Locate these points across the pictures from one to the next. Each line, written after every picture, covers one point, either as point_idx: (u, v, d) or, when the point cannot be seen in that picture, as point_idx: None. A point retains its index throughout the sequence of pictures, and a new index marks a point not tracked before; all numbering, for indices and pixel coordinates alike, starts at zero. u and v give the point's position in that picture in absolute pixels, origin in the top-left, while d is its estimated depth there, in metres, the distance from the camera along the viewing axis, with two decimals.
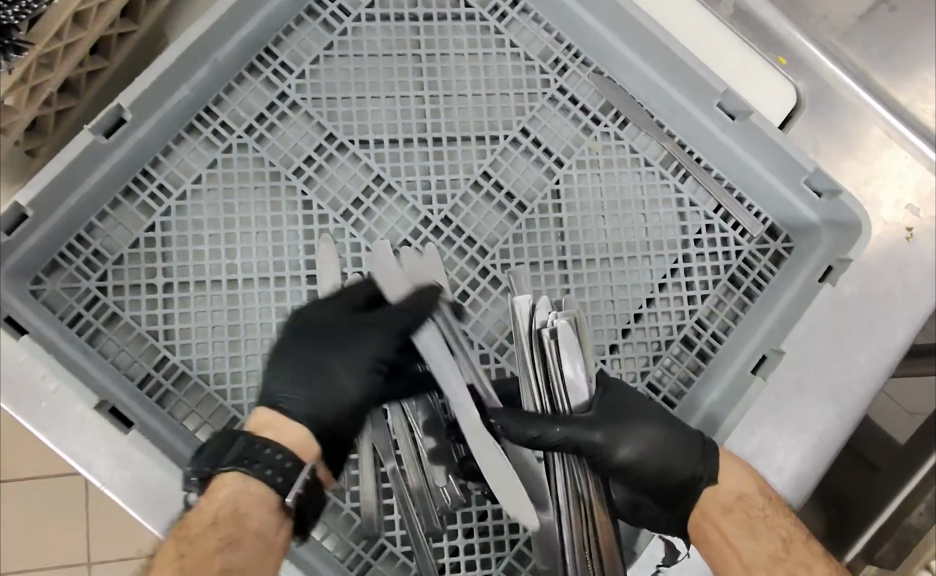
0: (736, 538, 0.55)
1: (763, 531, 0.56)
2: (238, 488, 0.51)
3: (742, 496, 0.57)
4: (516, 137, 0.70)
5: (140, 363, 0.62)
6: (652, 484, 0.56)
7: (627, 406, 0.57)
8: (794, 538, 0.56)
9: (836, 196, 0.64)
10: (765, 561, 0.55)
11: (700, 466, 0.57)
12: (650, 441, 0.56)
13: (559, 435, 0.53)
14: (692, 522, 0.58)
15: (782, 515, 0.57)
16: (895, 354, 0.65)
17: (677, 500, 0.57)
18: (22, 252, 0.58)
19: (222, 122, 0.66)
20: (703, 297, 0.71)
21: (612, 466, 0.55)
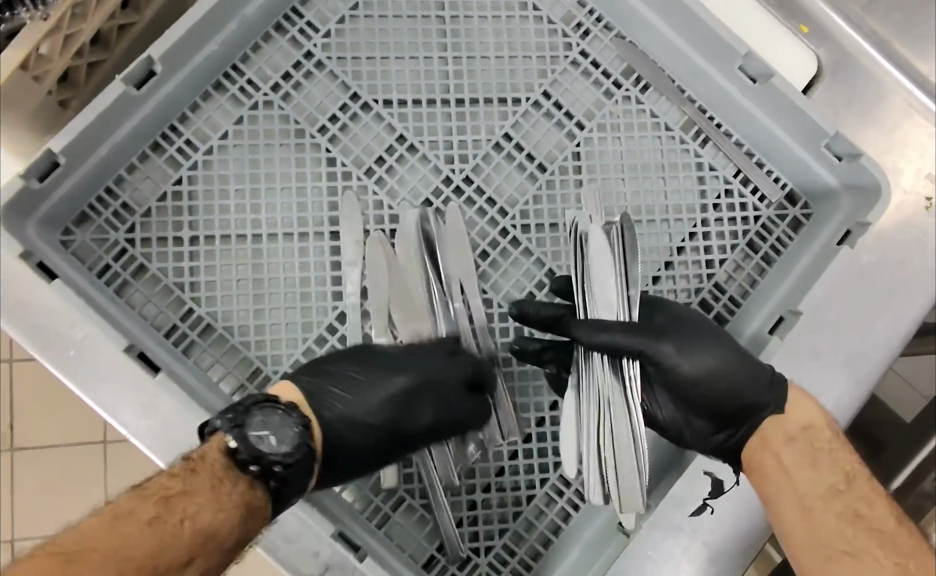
0: (794, 465, 0.53)
1: (826, 463, 0.53)
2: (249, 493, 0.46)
3: (809, 427, 0.55)
4: (538, 99, 0.71)
5: (166, 314, 0.63)
6: (715, 400, 0.56)
7: (700, 330, 0.58)
8: (858, 474, 0.53)
9: (856, 159, 0.65)
10: (823, 493, 0.52)
11: (765, 394, 0.56)
12: (715, 361, 0.56)
13: (624, 338, 0.56)
14: (747, 445, 0.56)
15: (849, 451, 0.54)
16: (911, 322, 0.66)
17: (739, 423, 0.56)
18: (53, 200, 0.60)
19: (248, 80, 0.67)
20: (722, 261, 0.71)
21: (676, 376, 0.57)
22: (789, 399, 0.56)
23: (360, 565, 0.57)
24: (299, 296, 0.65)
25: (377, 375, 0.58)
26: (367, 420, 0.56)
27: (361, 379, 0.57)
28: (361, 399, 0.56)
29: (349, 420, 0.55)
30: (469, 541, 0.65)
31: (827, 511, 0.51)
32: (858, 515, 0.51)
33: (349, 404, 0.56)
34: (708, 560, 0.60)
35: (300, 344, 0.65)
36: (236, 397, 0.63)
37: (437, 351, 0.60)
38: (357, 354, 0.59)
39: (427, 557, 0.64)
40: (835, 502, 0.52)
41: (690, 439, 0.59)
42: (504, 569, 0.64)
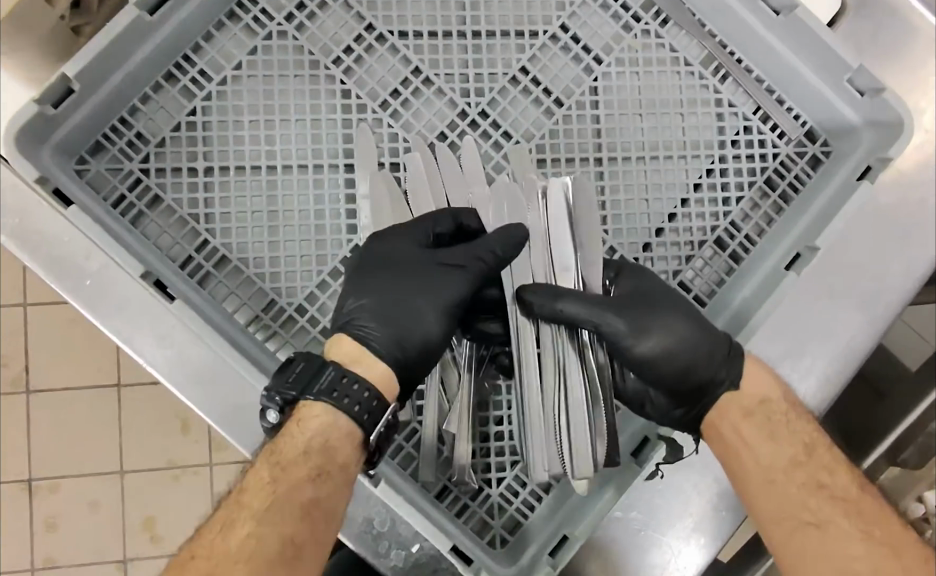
0: (753, 441, 0.56)
1: (784, 434, 0.56)
2: (327, 421, 0.51)
3: (765, 400, 0.57)
4: (555, 33, 0.70)
5: (182, 245, 0.64)
6: (673, 378, 0.57)
7: (661, 299, 0.59)
8: (817, 445, 0.57)
9: (879, 93, 0.64)
10: (786, 463, 0.55)
11: (723, 371, 0.58)
12: (678, 337, 0.57)
13: (583, 315, 0.57)
14: (708, 419, 0.58)
15: (805, 422, 0.57)
16: (928, 263, 0.65)
17: (697, 398, 0.58)
18: (68, 128, 0.60)
19: (262, 10, 0.67)
20: (738, 199, 0.70)
21: (635, 357, 0.57)
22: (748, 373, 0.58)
23: (376, 489, 0.57)
24: (313, 229, 0.65)
25: (421, 284, 0.58)
26: (406, 330, 0.56)
27: (399, 301, 0.57)
28: (413, 324, 0.56)
29: (394, 339, 0.55)
30: (481, 473, 0.66)
31: (789, 483, 0.55)
32: (820, 484, 0.55)
33: (406, 326, 0.56)
34: (718, 494, 0.61)
35: (315, 277, 0.65)
36: (252, 328, 0.63)
37: (419, 247, 0.59)
38: (372, 266, 0.58)
39: (440, 487, 0.65)
40: (796, 472, 0.55)
41: (653, 412, 0.60)
42: (514, 500, 0.65)
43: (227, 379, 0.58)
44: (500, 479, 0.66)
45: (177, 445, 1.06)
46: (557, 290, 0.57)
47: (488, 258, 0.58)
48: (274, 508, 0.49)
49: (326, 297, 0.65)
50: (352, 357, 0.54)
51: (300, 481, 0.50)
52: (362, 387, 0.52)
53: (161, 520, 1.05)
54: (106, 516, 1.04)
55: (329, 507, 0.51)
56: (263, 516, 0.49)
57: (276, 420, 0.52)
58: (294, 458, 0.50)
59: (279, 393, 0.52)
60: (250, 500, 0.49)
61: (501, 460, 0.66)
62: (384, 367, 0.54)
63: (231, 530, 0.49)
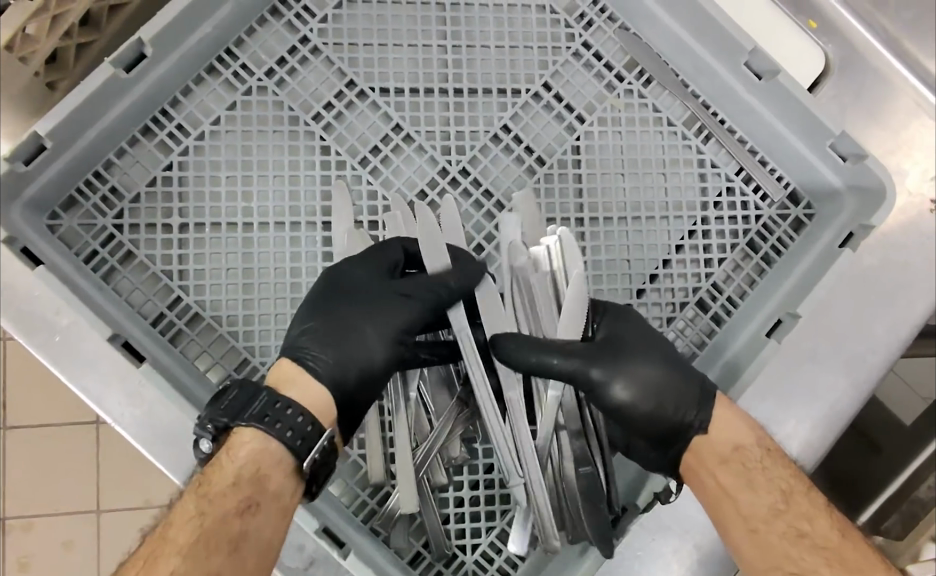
0: (733, 490, 0.52)
1: (761, 482, 0.53)
2: (259, 445, 0.49)
3: (740, 447, 0.53)
4: (538, 91, 0.69)
5: (153, 302, 0.62)
6: (642, 424, 0.54)
7: (638, 341, 0.56)
8: (795, 491, 0.53)
9: (861, 160, 0.64)
10: (765, 513, 0.52)
11: (693, 414, 0.54)
12: (646, 378, 0.54)
13: (554, 365, 0.54)
14: (685, 461, 0.55)
15: (782, 464, 0.54)
16: (911, 326, 0.63)
17: (671, 444, 0.54)
18: (39, 186, 0.59)
19: (243, 64, 0.66)
20: (720, 260, 0.70)
21: (604, 404, 0.54)
22: (717, 421, 0.54)
23: (344, 561, 0.56)
24: (289, 287, 0.65)
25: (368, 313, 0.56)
26: (349, 359, 0.54)
27: (366, 312, 0.56)
28: (357, 350, 0.54)
29: (337, 361, 0.54)
30: (456, 538, 0.65)
31: (772, 532, 0.51)
32: (801, 534, 0.51)
33: (365, 346, 0.55)
34: (697, 565, 0.59)
35: (289, 336, 0.64)
36: (223, 389, 0.62)
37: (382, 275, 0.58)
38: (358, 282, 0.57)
39: (413, 553, 0.64)
40: (777, 521, 0.51)
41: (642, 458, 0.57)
42: (489, 567, 0.64)
43: (193, 444, 0.56)
44: (475, 545, 0.65)
45: (153, 483, 1.02)
46: (532, 340, 0.54)
47: (443, 291, 0.57)
48: (205, 542, 0.47)
49: None
50: (285, 377, 0.53)
51: (229, 513, 0.48)
52: (297, 412, 0.50)
53: None
54: (81, 556, 1.01)
55: (265, 541, 0.49)
56: (189, 551, 0.46)
57: (210, 450, 0.51)
58: (222, 489, 0.48)
59: (212, 418, 0.50)
60: (175, 535, 0.47)
61: (476, 525, 0.64)
62: (318, 389, 0.53)
63: (154, 569, 0.45)
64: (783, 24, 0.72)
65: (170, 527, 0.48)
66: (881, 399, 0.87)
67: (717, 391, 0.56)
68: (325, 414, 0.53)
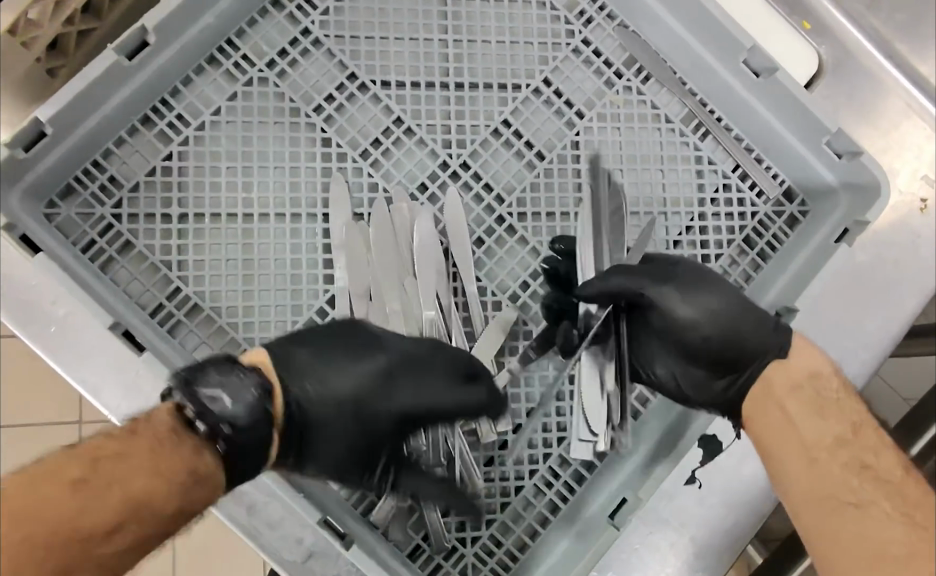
0: (801, 418, 0.50)
1: (832, 412, 0.51)
2: (192, 452, 0.42)
3: (815, 375, 0.52)
4: (538, 87, 0.70)
5: (152, 293, 0.62)
6: (713, 347, 0.54)
7: (708, 275, 0.56)
8: (866, 424, 0.51)
9: (856, 157, 0.64)
10: (830, 442, 0.49)
11: (768, 340, 0.53)
12: (720, 307, 0.54)
13: (615, 282, 0.55)
14: (751, 394, 0.53)
15: (857, 402, 0.52)
16: (903, 322, 0.64)
17: (741, 368, 0.54)
18: (38, 173, 0.58)
19: (244, 56, 0.66)
20: (717, 256, 0.70)
21: (672, 326, 0.55)
22: (798, 348, 0.53)
23: (346, 552, 0.56)
24: (289, 280, 0.64)
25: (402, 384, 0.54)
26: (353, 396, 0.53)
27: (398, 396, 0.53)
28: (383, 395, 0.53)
29: (320, 384, 0.50)
30: (456, 531, 0.65)
31: (833, 461, 0.49)
32: (865, 465, 0.48)
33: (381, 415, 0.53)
34: (695, 555, 0.59)
35: (290, 327, 0.63)
36: None
37: (449, 384, 0.54)
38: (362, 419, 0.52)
39: (412, 546, 0.64)
40: (841, 452, 0.49)
41: (692, 392, 0.57)
42: (489, 561, 0.64)
43: None
44: (475, 538, 0.65)
45: None
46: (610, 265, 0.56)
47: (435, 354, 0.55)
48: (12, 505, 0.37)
49: None
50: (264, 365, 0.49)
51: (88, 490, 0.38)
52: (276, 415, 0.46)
53: None
54: None
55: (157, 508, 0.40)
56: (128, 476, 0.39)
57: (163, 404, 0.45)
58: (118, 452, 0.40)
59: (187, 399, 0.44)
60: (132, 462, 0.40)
61: (476, 518, 0.64)
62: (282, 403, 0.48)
63: None
64: (777, 23, 0.72)
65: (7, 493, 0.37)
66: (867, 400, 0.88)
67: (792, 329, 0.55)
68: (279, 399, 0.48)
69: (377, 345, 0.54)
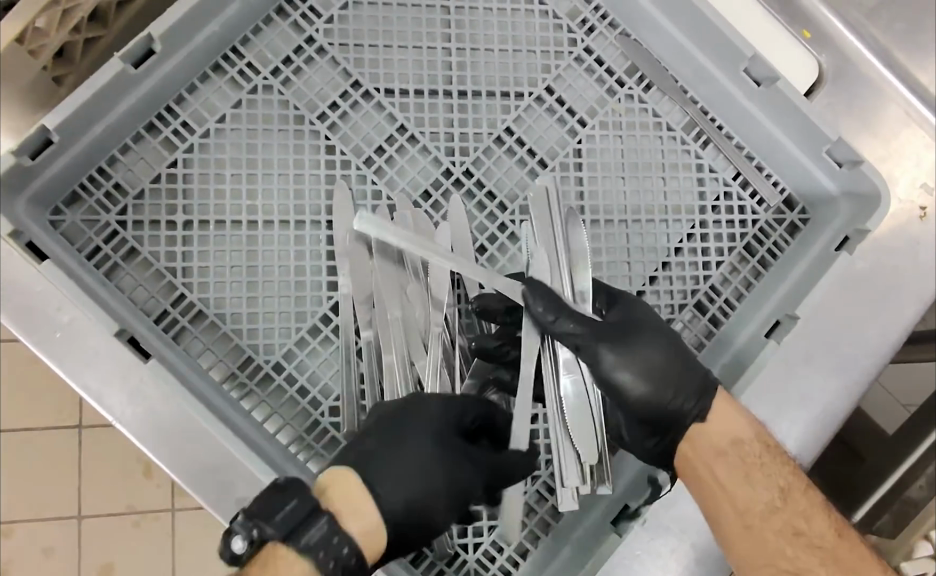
0: (729, 483, 0.50)
1: (760, 478, 0.51)
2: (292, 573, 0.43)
3: (737, 440, 0.51)
4: (540, 95, 0.70)
5: (157, 299, 0.62)
6: (636, 407, 0.52)
7: (645, 328, 0.54)
8: (794, 488, 0.51)
9: (857, 166, 0.65)
10: (762, 509, 0.50)
11: (691, 402, 0.52)
12: (648, 363, 0.52)
13: (566, 328, 0.54)
14: (680, 452, 0.53)
15: (784, 463, 0.52)
16: (901, 329, 0.65)
17: (664, 427, 0.52)
18: (43, 180, 0.58)
19: (248, 63, 0.66)
20: (718, 263, 0.71)
21: (601, 382, 0.53)
22: (719, 414, 0.52)
23: None
24: (293, 286, 0.65)
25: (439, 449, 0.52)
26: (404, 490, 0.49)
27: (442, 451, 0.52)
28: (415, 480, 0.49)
29: (400, 480, 0.49)
30: (457, 537, 0.65)
31: (766, 529, 0.50)
32: (797, 532, 0.50)
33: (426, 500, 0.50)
34: (696, 562, 0.59)
35: (294, 334, 0.64)
36: (226, 386, 0.62)
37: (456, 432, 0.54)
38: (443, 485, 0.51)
39: (415, 552, 0.64)
40: (773, 518, 0.50)
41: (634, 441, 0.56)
42: (491, 567, 0.64)
43: (199, 439, 0.56)
44: (477, 544, 0.65)
45: (137, 490, 0.99)
46: (549, 299, 0.54)
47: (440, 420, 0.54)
48: None
49: (303, 355, 0.64)
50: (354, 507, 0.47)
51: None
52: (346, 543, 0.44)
53: (119, 568, 0.97)
54: (61, 562, 0.97)
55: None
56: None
57: (242, 549, 0.44)
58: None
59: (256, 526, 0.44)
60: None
61: (478, 524, 0.65)
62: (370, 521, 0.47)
63: None
64: (777, 33, 0.73)
65: None
66: (865, 407, 0.88)
67: (719, 388, 0.53)
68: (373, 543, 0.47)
69: (398, 442, 0.51)
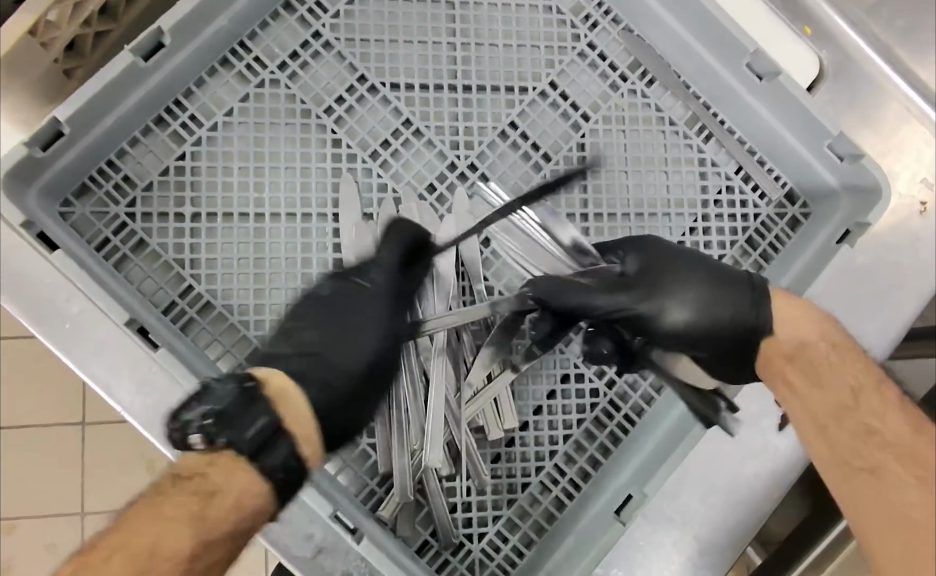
0: (798, 384, 0.50)
1: (828, 379, 0.49)
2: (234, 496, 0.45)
3: (805, 345, 0.50)
4: (544, 89, 0.71)
5: (165, 290, 0.63)
6: (709, 340, 0.52)
7: (667, 263, 0.55)
8: (867, 387, 0.48)
9: (858, 160, 0.66)
10: (835, 408, 0.48)
11: (754, 316, 0.52)
12: (697, 298, 0.52)
13: (601, 304, 0.54)
14: (764, 368, 0.52)
15: (855, 364, 0.50)
16: (901, 323, 0.65)
17: (743, 350, 0.52)
18: (54, 172, 0.59)
19: (256, 58, 0.67)
20: (720, 257, 0.72)
21: (665, 332, 0.53)
22: (784, 316, 0.52)
23: (358, 547, 0.57)
24: (300, 278, 0.65)
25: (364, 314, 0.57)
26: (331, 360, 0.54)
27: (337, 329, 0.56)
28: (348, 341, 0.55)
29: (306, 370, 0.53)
30: (463, 528, 0.66)
31: (839, 430, 0.47)
32: (870, 431, 0.46)
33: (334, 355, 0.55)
34: (698, 551, 0.60)
35: None
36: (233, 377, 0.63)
37: (385, 299, 0.58)
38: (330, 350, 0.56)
39: (420, 542, 0.65)
40: (846, 420, 0.47)
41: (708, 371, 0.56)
42: (497, 557, 0.65)
43: None
44: (481, 534, 0.66)
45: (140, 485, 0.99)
46: (556, 284, 0.56)
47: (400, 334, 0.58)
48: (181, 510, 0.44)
49: None
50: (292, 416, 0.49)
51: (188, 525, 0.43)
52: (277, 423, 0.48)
53: None
54: (64, 557, 0.98)
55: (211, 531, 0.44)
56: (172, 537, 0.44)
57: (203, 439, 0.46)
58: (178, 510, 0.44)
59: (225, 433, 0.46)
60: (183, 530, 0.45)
61: (483, 514, 0.65)
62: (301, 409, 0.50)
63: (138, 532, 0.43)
64: (779, 29, 0.74)
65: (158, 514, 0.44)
66: None
67: (770, 288, 0.54)
68: (315, 451, 0.50)
69: (358, 327, 0.56)
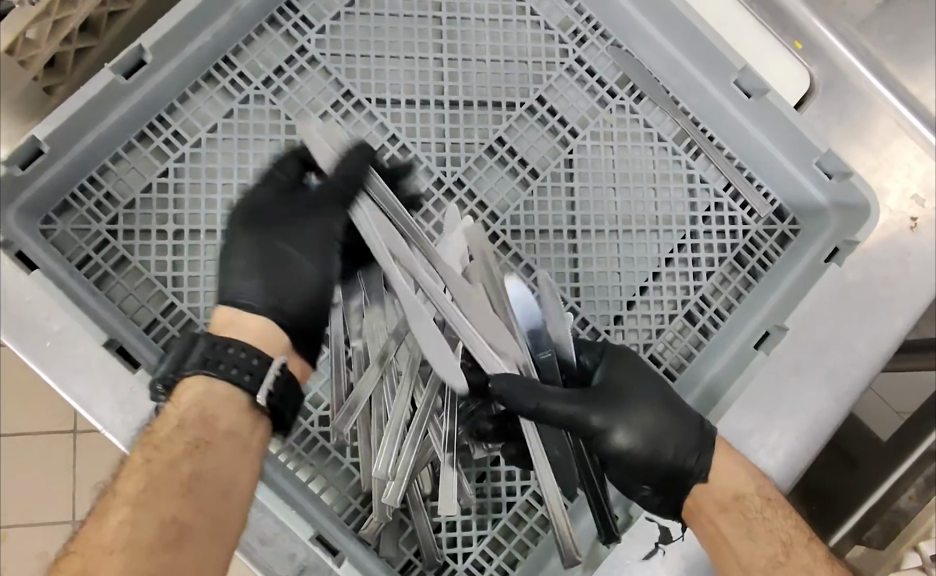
0: (732, 538, 0.53)
1: (761, 532, 0.53)
2: (203, 389, 0.50)
3: (740, 496, 0.54)
4: (532, 105, 0.70)
5: (147, 308, 0.62)
6: (643, 470, 0.53)
7: (629, 383, 0.55)
8: (795, 544, 0.53)
9: (846, 177, 0.65)
10: (764, 565, 0.52)
11: (692, 460, 0.54)
12: (646, 424, 0.53)
13: (556, 411, 0.52)
14: (686, 506, 0.55)
15: (783, 517, 0.54)
16: (892, 341, 0.64)
17: (671, 486, 0.54)
18: (33, 191, 0.58)
19: (240, 73, 0.67)
20: (708, 274, 0.71)
21: (606, 451, 0.53)
22: (724, 467, 0.55)
23: (338, 569, 0.56)
24: None
25: (290, 227, 0.55)
26: (262, 272, 0.54)
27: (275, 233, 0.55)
28: (289, 273, 0.54)
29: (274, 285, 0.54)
30: (447, 547, 0.65)
31: None
32: None
33: (293, 256, 0.54)
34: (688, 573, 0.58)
35: None
36: None
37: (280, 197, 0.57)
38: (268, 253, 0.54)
39: (404, 561, 0.64)
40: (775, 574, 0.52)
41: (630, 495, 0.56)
42: None
43: None
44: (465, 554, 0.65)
45: None
46: (530, 386, 0.52)
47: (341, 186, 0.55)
48: (154, 487, 0.46)
49: None
50: (224, 321, 0.54)
51: (177, 458, 0.48)
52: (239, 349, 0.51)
53: None
54: None
55: (213, 479, 0.48)
56: (139, 500, 0.45)
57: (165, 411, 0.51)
58: (168, 436, 0.48)
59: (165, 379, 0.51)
60: (122, 487, 0.46)
61: (467, 533, 0.65)
62: (256, 325, 0.53)
63: (105, 520, 0.45)
64: (767, 48, 0.73)
65: (121, 486, 0.46)
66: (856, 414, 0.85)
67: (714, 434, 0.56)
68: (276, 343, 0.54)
69: (302, 227, 0.55)
